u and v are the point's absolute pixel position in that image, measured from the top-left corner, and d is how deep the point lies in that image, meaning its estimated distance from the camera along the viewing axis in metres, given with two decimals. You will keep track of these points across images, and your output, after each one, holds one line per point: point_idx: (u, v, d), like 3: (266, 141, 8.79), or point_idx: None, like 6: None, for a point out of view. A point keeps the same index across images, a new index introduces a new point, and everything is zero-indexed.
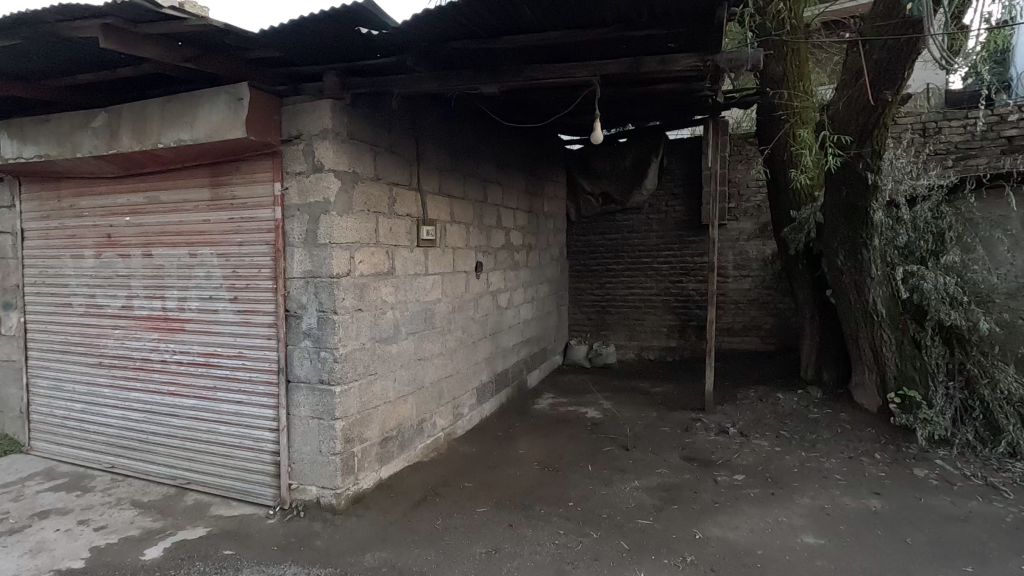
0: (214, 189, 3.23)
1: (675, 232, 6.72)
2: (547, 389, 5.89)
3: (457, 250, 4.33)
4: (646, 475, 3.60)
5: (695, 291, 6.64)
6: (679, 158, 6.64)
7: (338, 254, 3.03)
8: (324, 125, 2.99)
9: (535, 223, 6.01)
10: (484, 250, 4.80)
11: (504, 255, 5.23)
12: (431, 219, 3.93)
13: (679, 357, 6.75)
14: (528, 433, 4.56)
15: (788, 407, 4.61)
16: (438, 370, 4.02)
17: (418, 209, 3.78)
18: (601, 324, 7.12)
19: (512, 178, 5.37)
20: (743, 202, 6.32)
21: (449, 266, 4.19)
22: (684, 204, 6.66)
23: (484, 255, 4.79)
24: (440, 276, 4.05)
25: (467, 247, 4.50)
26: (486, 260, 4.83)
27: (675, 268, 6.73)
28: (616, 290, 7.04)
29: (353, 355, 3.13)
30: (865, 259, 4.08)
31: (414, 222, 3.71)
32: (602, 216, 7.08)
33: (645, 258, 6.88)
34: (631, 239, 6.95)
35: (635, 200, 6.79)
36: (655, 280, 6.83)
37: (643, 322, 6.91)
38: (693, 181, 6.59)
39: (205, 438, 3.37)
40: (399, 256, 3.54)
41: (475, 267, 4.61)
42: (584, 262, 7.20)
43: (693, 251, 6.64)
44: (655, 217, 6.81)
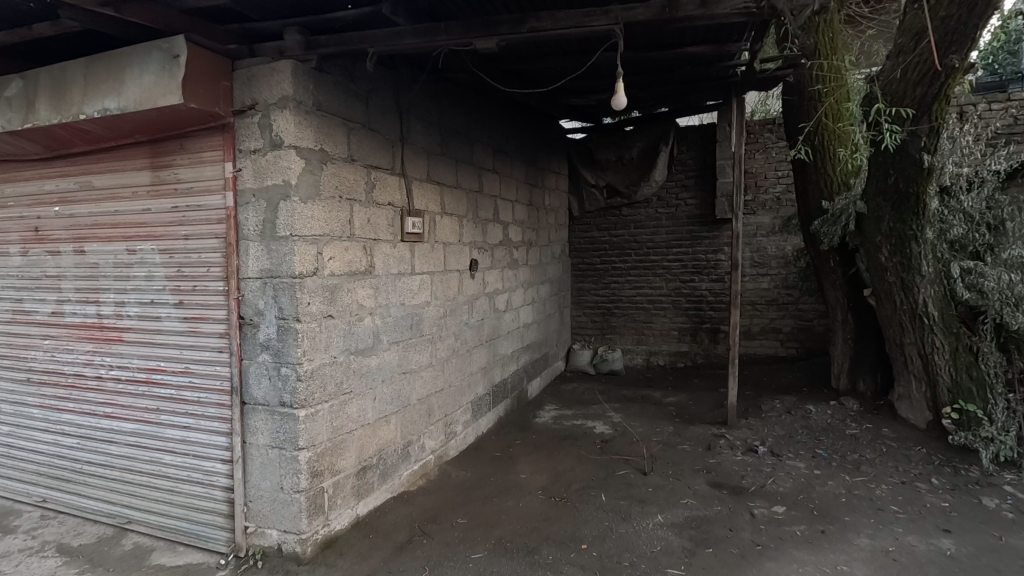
0: (155, 172, 2.69)
1: (686, 228, 6.20)
2: (549, 400, 5.37)
3: (449, 246, 3.80)
4: (670, 507, 3.08)
5: (709, 291, 6.12)
6: (691, 147, 6.13)
7: (303, 249, 2.50)
8: (284, 91, 2.45)
9: (535, 217, 5.49)
10: (480, 246, 4.27)
11: (502, 252, 4.70)
12: (418, 209, 3.40)
13: (692, 363, 6.24)
14: (531, 452, 4.04)
15: (822, 422, 4.10)
16: (427, 384, 3.49)
17: (403, 197, 3.25)
18: (606, 327, 6.60)
19: (510, 167, 4.85)
20: (762, 194, 5.82)
21: (439, 264, 3.67)
22: (695, 197, 6.14)
23: (480, 253, 4.27)
24: (429, 276, 3.52)
25: (461, 243, 3.98)
26: (482, 258, 4.30)
27: (687, 266, 6.20)
28: (622, 290, 6.52)
29: (321, 371, 2.59)
30: (914, 254, 3.56)
31: (397, 212, 3.19)
32: (606, 210, 6.56)
33: (653, 256, 6.36)
34: (638, 236, 6.43)
35: (643, 193, 6.27)
36: (665, 279, 6.31)
37: (652, 325, 6.39)
38: (706, 172, 6.07)
39: (147, 470, 2.82)
40: (379, 253, 3.02)
41: (469, 266, 4.08)
42: (588, 260, 6.67)
43: (706, 248, 6.12)
44: (665, 211, 6.29)
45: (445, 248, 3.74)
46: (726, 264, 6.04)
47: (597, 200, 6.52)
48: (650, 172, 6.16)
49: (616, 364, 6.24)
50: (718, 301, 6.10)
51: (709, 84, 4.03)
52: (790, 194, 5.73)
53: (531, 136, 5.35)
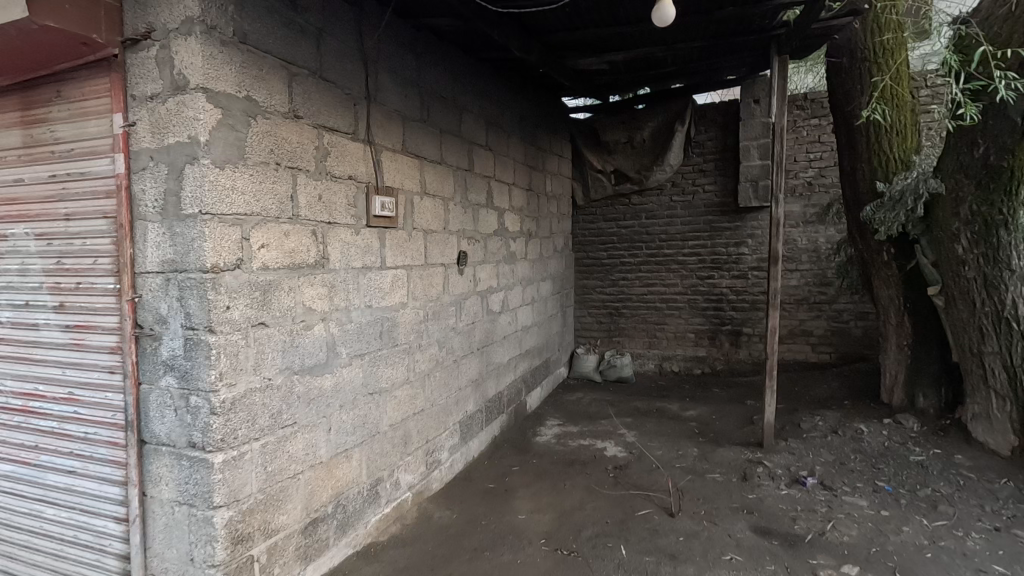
0: (28, 130, 2.00)
1: (704, 217, 5.52)
2: (551, 414, 4.70)
3: (432, 235, 3.12)
4: (710, 565, 2.41)
5: (729, 288, 5.46)
6: (710, 126, 5.45)
7: (220, 232, 1.81)
8: (189, 11, 1.75)
9: (535, 205, 4.82)
10: (470, 237, 3.59)
11: (497, 244, 4.02)
12: (391, 188, 2.72)
13: (710, 370, 5.58)
14: (531, 482, 3.37)
15: (878, 446, 3.44)
16: (401, 405, 2.81)
17: (370, 171, 2.57)
18: (614, 329, 5.93)
19: (506, 145, 4.16)
20: (791, 179, 5.17)
21: (419, 256, 2.98)
22: (714, 183, 5.46)
23: (470, 244, 3.59)
24: (405, 271, 2.84)
25: (447, 232, 3.29)
26: (473, 250, 3.62)
27: (704, 261, 5.53)
28: (631, 288, 5.85)
29: (248, 400, 1.91)
30: (1005, 244, 2.90)
31: (361, 189, 2.50)
32: (614, 198, 5.89)
33: (667, 249, 5.68)
34: (650, 227, 5.74)
35: (656, 178, 5.60)
36: (680, 275, 5.64)
37: (665, 327, 5.73)
38: (727, 155, 5.39)
39: (25, 527, 2.13)
40: (335, 241, 2.34)
41: (458, 259, 3.40)
42: (593, 254, 5.99)
43: (726, 240, 5.44)
44: (679, 199, 5.61)
45: (426, 236, 3.06)
46: (750, 258, 5.36)
47: (604, 187, 5.85)
48: (664, 155, 5.48)
49: (625, 370, 5.61)
50: (740, 300, 5.43)
51: (744, 40, 3.36)
52: (824, 179, 5.08)
53: (531, 111, 4.67)
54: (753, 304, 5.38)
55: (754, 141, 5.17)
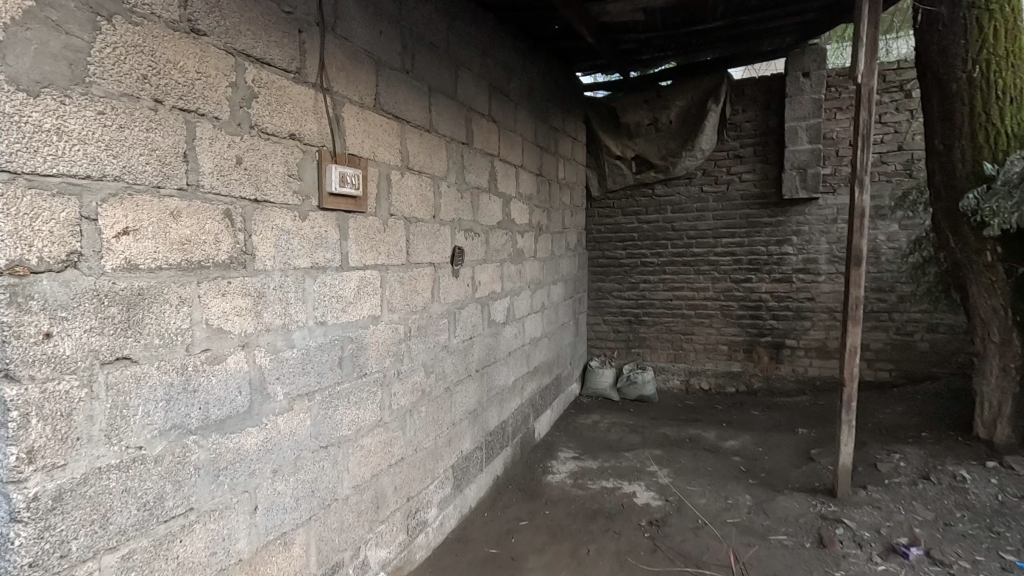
0: None
1: (740, 211, 4.77)
2: (564, 443, 3.96)
3: (420, 225, 2.37)
4: None
5: (769, 294, 4.72)
6: (748, 105, 4.69)
7: (33, 206, 1.04)
8: None
9: (547, 195, 4.07)
10: (470, 229, 2.84)
11: (503, 240, 3.28)
12: (362, 158, 1.97)
13: (745, 388, 4.85)
14: (543, 546, 2.60)
15: (991, 501, 2.69)
16: (371, 457, 2.05)
17: (331, 132, 1.82)
18: (634, 339, 5.19)
19: (513, 119, 3.41)
20: (845, 166, 4.42)
21: (401, 254, 2.24)
22: (753, 172, 4.71)
23: (469, 239, 2.83)
24: (379, 274, 2.09)
25: (440, 222, 2.54)
26: (473, 246, 2.87)
27: (740, 261, 4.80)
28: (654, 293, 5.10)
29: (92, 489, 1.14)
30: None
31: (315, 157, 1.75)
32: (634, 188, 5.14)
33: (696, 248, 4.93)
34: (676, 222, 4.99)
35: (684, 166, 4.85)
36: (711, 278, 4.89)
37: (693, 337, 5.00)
38: (769, 138, 4.64)
39: None
40: (266, 228, 1.57)
41: (454, 257, 2.65)
42: (610, 253, 5.24)
43: (766, 237, 4.70)
44: (711, 190, 4.86)
45: (411, 227, 2.31)
46: (794, 259, 4.62)
47: (623, 176, 5.11)
48: (694, 138, 4.73)
49: (646, 388, 4.89)
50: (782, 307, 4.70)
51: None
52: (885, 166, 4.30)
53: (542, 81, 3.91)
54: (797, 312, 4.65)
55: (802, 122, 4.41)
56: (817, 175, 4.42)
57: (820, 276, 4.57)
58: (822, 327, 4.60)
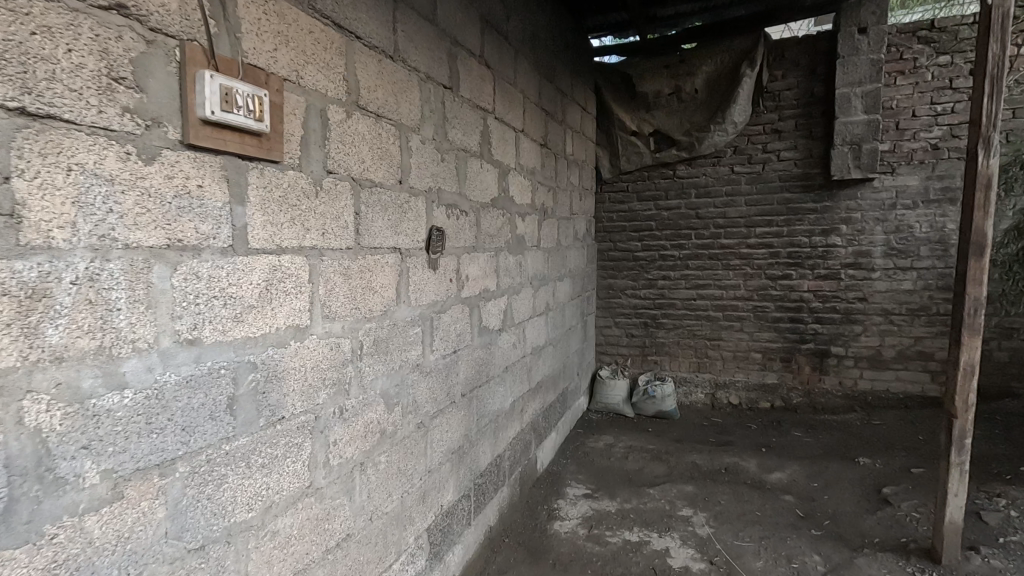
0: None
1: (778, 196, 4.06)
2: (572, 475, 3.25)
3: (381, 195, 1.65)
4: None
5: (812, 293, 4.03)
6: (789, 70, 3.97)
7: None
8: None
9: (553, 172, 3.35)
10: (456, 206, 2.12)
11: (500, 224, 2.55)
12: (278, 81, 1.24)
13: (782, 403, 4.15)
14: None
15: None
16: (292, 548, 1.32)
17: (217, 25, 1.09)
18: (650, 345, 4.50)
19: (512, 69, 2.68)
20: (907, 142, 3.72)
21: (349, 237, 1.51)
22: (793, 149, 4.00)
23: (454, 219, 2.10)
24: (311, 266, 1.37)
25: (412, 193, 1.82)
26: (460, 229, 2.15)
27: (777, 255, 4.09)
28: (674, 291, 4.39)
29: None
30: None
31: (179, 60, 1.02)
32: (651, 170, 4.42)
33: (724, 240, 4.22)
34: (701, 208, 4.27)
35: (712, 143, 4.13)
36: (742, 275, 4.19)
37: (721, 343, 4.30)
38: (814, 108, 3.92)
39: None
40: (54, 172, 0.84)
41: (432, 244, 1.92)
42: (623, 244, 4.52)
43: (809, 226, 3.99)
44: (743, 171, 4.15)
45: (366, 197, 1.58)
46: (843, 252, 3.92)
47: (639, 156, 4.39)
48: (725, 109, 4.01)
49: (666, 403, 4.19)
50: (827, 309, 3.99)
51: None
52: (954, 140, 3.63)
53: (548, 31, 3.18)
54: (846, 314, 3.95)
55: (857, 88, 3.70)
56: (873, 152, 3.71)
57: (874, 272, 3.86)
58: (876, 332, 3.89)
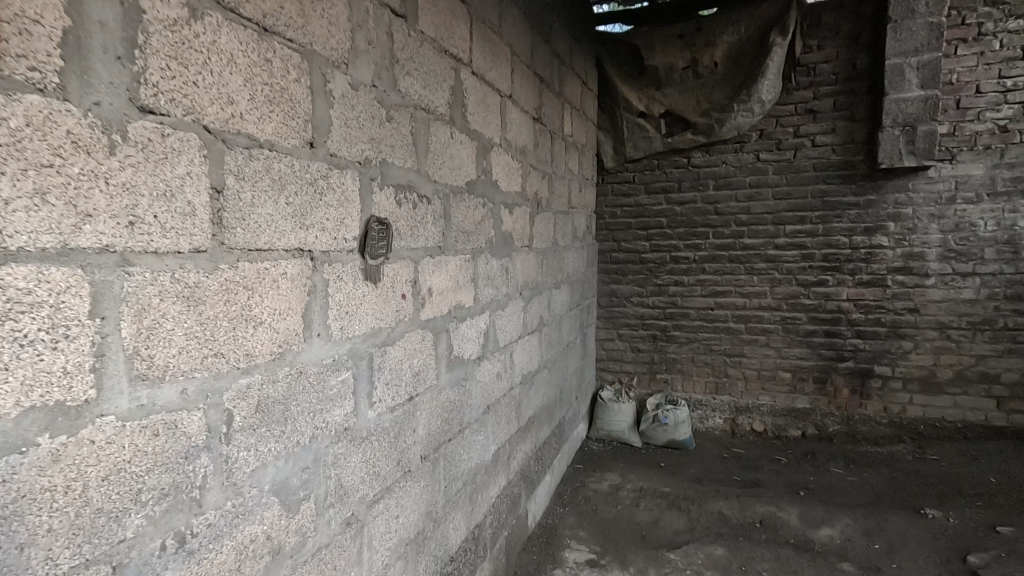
0: None
1: (813, 188, 3.45)
2: (572, 532, 2.61)
3: (276, 166, 1.00)
4: None
5: (852, 303, 3.42)
6: (827, 39, 3.36)
7: None
8: None
9: (548, 155, 2.71)
10: (413, 190, 1.47)
11: (480, 217, 1.91)
12: None
13: (815, 431, 3.54)
14: None
15: None
16: None
17: None
18: (659, 362, 3.88)
19: (497, 14, 2.04)
20: (970, 123, 3.12)
21: (203, 232, 0.86)
22: (831, 132, 3.39)
23: (409, 209, 1.46)
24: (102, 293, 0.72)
25: (337, 166, 1.17)
26: (419, 224, 1.51)
27: (810, 257, 3.48)
28: (688, 300, 3.77)
29: None
30: None
31: None
32: (662, 157, 3.79)
33: (748, 240, 3.61)
34: (720, 202, 3.65)
35: (734, 126, 3.51)
36: (769, 281, 3.58)
37: (743, 361, 3.69)
38: (856, 84, 3.31)
39: None
40: None
41: (372, 245, 1.28)
42: (628, 245, 3.89)
43: (849, 224, 3.38)
44: (771, 159, 3.53)
45: (245, 169, 0.93)
46: (890, 254, 3.32)
47: (647, 141, 3.76)
48: (751, 85, 3.39)
49: (679, 432, 3.57)
50: (870, 322, 3.39)
51: None
52: None
53: None
54: (893, 328, 3.35)
55: (911, 57, 3.09)
56: (930, 135, 3.11)
57: (928, 278, 3.26)
58: (928, 349, 3.30)
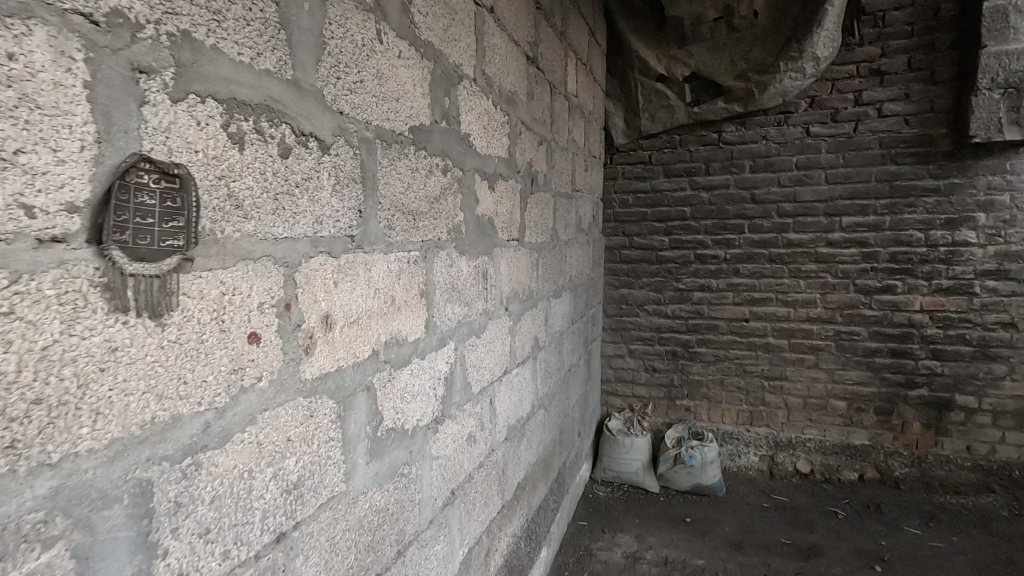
0: None
1: (878, 170, 2.73)
2: None
3: None
4: None
5: (927, 315, 2.71)
6: None
7: None
8: None
9: (547, 115, 1.97)
10: (290, 126, 0.74)
11: (437, 190, 1.16)
12: None
13: (877, 475, 2.83)
14: None
15: None
16: None
17: None
18: (680, 385, 3.16)
19: None
20: None
21: None
22: (904, 99, 2.67)
23: (277, 162, 0.72)
24: None
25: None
26: (306, 193, 0.77)
27: (873, 257, 2.76)
28: (716, 308, 3.05)
29: None
30: None
31: None
32: (685, 132, 3.05)
33: (794, 235, 2.88)
34: (758, 187, 2.93)
35: (780, 91, 2.77)
36: (819, 285, 2.86)
37: (785, 386, 2.97)
38: (938, 36, 2.59)
39: None
40: None
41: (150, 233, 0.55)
42: (642, 241, 3.17)
43: (926, 215, 2.66)
44: (824, 133, 2.80)
45: None
46: (979, 253, 2.61)
47: (668, 112, 3.02)
48: (804, 37, 2.65)
49: (708, 474, 2.85)
50: (951, 340, 2.69)
51: None
52: None
53: None
54: (980, 347, 2.64)
55: None
56: None
57: None
58: None
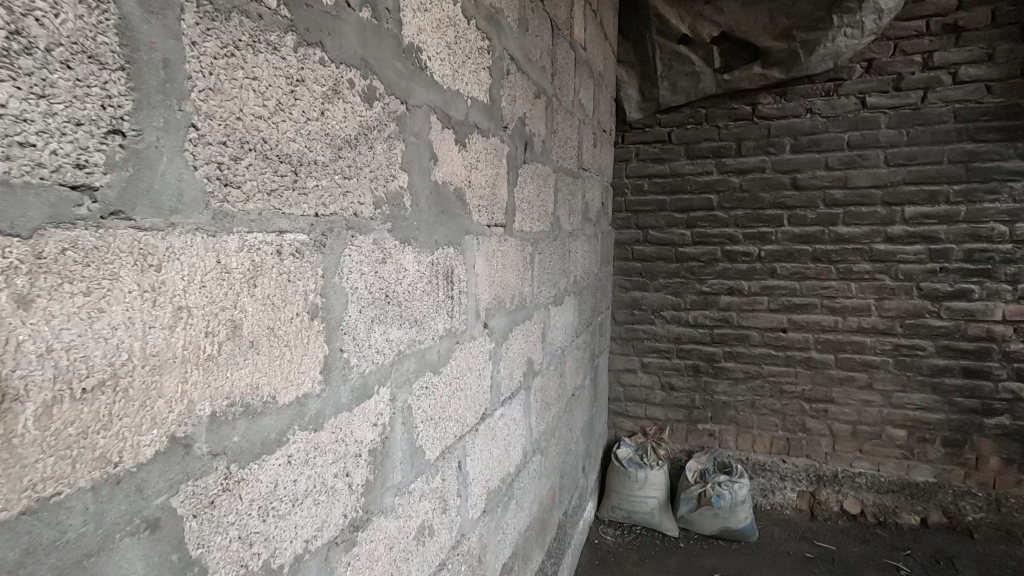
0: None
1: (952, 149, 2.22)
2: None
3: None
4: None
5: (1010, 327, 2.22)
6: None
7: None
8: None
9: (546, 59, 1.46)
10: None
11: (349, 127, 0.66)
12: None
13: (943, 520, 2.34)
14: None
15: None
16: None
17: None
18: (703, 406, 2.66)
19: None
20: None
21: None
22: (987, 62, 2.17)
23: None
24: None
25: None
26: None
27: (943, 255, 2.27)
28: (748, 315, 2.56)
29: None
30: None
31: None
32: (712, 104, 2.55)
33: (844, 227, 2.38)
34: (800, 170, 2.43)
35: (831, 52, 2.26)
36: (876, 289, 2.36)
37: (830, 410, 2.48)
38: None
39: None
40: None
41: None
42: (659, 234, 2.67)
43: (1012, 205, 2.17)
44: (884, 104, 2.30)
45: None
46: None
47: (692, 80, 2.51)
48: None
49: (739, 516, 2.35)
50: None
51: None
52: None
53: None
54: None
55: None
56: None
57: None
58: None
